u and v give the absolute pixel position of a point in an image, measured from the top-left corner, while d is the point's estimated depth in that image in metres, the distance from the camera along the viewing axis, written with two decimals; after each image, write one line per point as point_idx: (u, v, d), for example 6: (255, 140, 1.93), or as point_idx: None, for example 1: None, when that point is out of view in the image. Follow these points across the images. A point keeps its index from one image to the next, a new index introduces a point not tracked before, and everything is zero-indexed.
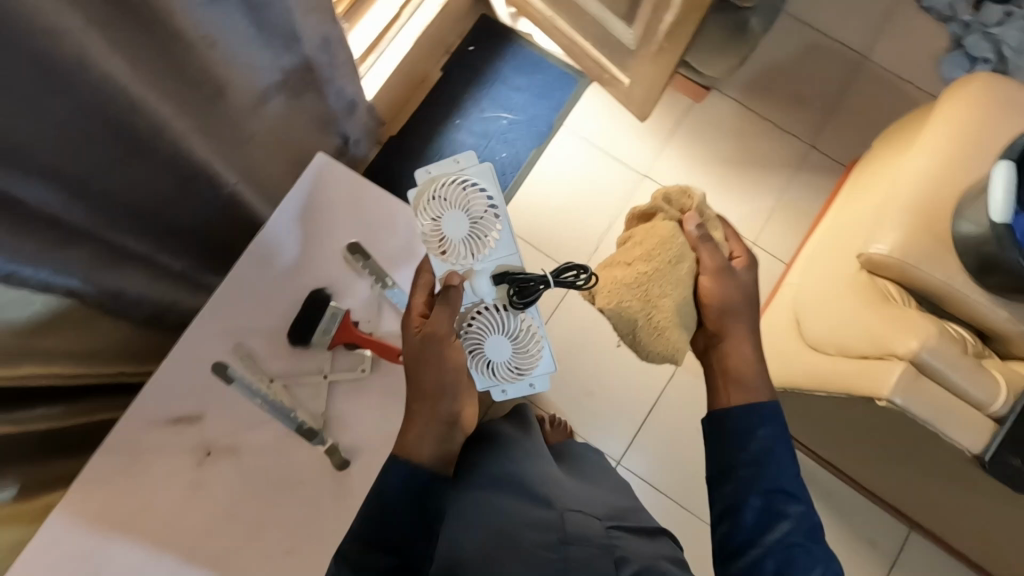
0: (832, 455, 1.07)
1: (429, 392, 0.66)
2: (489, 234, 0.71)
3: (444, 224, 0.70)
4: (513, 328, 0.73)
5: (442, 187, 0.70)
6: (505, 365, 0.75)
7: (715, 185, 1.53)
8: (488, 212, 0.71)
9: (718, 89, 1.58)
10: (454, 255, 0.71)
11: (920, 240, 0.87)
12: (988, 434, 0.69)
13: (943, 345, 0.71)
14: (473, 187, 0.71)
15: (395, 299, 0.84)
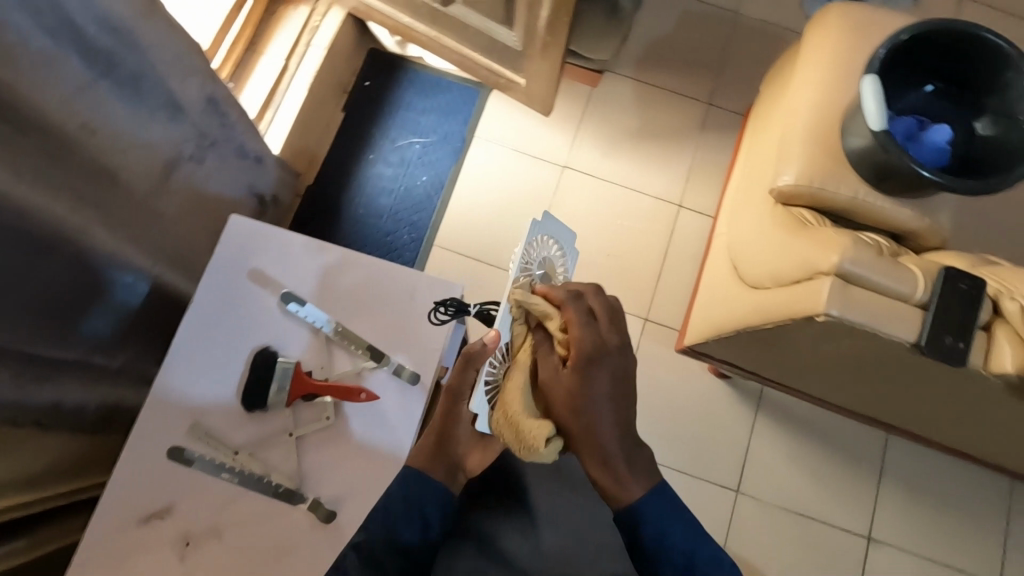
0: (797, 383, 1.12)
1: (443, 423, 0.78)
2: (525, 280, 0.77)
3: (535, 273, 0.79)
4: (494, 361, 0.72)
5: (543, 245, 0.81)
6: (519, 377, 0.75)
7: (634, 161, 1.59)
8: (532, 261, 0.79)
9: (612, 71, 1.64)
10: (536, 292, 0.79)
11: (820, 163, 0.93)
12: (917, 321, 0.73)
13: (861, 252, 0.76)
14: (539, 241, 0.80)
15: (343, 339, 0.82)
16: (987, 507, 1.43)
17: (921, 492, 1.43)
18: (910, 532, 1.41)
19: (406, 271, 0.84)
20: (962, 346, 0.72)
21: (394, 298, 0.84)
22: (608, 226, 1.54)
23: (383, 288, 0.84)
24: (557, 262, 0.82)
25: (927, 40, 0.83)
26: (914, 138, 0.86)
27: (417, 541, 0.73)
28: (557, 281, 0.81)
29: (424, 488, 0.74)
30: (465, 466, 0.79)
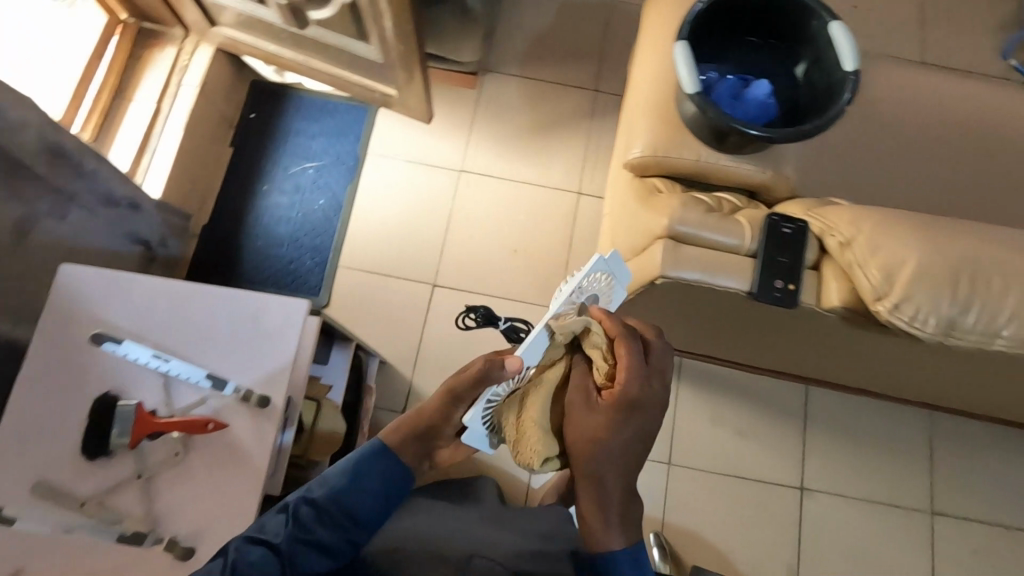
0: (692, 346, 1.15)
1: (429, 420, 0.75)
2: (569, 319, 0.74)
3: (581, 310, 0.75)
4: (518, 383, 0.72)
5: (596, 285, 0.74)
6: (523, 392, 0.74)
7: (529, 157, 1.61)
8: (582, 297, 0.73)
9: (496, 72, 1.67)
10: None
11: (664, 131, 0.96)
12: (749, 270, 0.76)
13: (688, 212, 0.78)
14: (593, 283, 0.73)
15: (184, 374, 0.80)
16: (908, 441, 1.47)
17: (845, 435, 1.47)
18: (839, 475, 1.44)
19: (244, 295, 0.82)
20: (792, 287, 0.74)
21: (236, 324, 0.82)
22: (510, 223, 1.56)
23: (224, 315, 0.83)
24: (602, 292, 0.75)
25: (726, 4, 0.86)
26: (738, 96, 0.89)
27: (374, 511, 0.73)
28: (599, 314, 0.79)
29: (391, 464, 0.74)
30: (434, 457, 0.78)
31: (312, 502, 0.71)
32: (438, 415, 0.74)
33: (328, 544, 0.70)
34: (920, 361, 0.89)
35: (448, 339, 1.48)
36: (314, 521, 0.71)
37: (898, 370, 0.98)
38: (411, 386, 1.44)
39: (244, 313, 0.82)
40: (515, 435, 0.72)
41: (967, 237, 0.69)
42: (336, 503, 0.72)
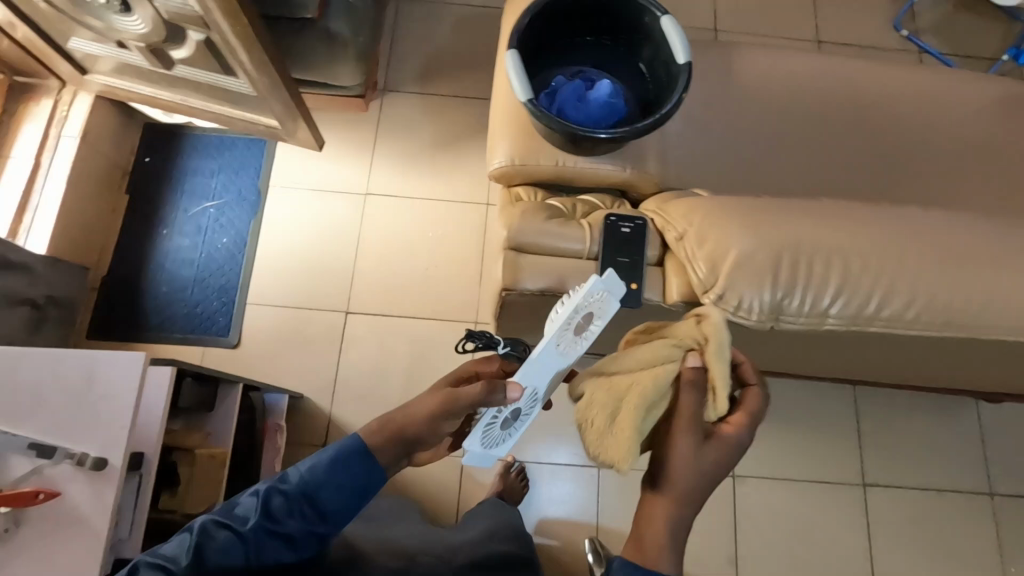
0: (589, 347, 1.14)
1: (418, 424, 0.68)
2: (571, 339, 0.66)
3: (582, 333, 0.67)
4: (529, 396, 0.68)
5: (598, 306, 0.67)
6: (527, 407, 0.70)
7: (435, 173, 1.60)
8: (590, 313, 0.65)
9: (395, 91, 1.66)
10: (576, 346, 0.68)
11: (521, 139, 0.95)
12: (592, 273, 0.76)
13: (528, 221, 0.78)
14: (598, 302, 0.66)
15: (20, 443, 0.76)
16: (835, 415, 1.48)
17: (772, 417, 1.47)
18: (770, 457, 1.45)
19: (90, 355, 0.81)
20: (635, 286, 0.74)
21: (80, 386, 0.80)
22: (421, 241, 1.54)
23: (67, 378, 0.80)
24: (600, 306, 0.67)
25: (555, 9, 0.85)
26: (583, 98, 0.88)
27: (342, 511, 0.68)
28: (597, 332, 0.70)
29: (366, 457, 0.67)
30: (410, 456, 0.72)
31: (284, 495, 0.66)
32: (425, 421, 0.68)
33: (295, 536, 0.66)
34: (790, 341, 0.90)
35: (365, 365, 1.45)
36: (284, 514, 0.65)
37: (780, 349, 0.98)
38: (330, 417, 1.41)
39: (89, 374, 0.81)
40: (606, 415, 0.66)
41: (786, 220, 0.73)
42: (307, 496, 0.66)
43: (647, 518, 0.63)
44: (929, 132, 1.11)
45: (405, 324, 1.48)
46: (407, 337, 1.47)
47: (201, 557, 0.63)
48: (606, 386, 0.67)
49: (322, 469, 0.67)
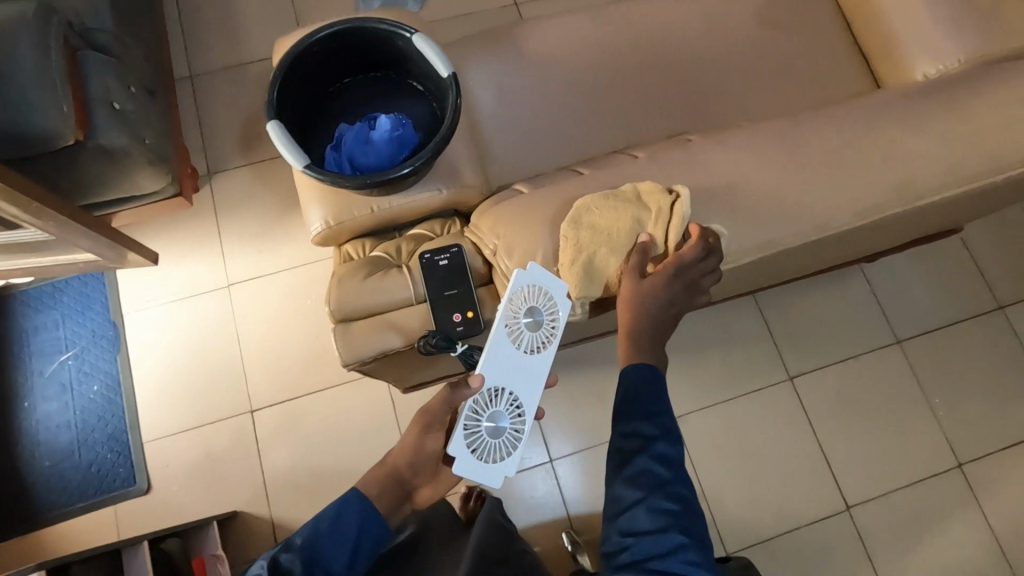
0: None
1: (408, 451, 0.78)
2: (519, 335, 0.75)
3: (529, 328, 0.75)
4: (500, 396, 0.74)
5: (533, 300, 0.75)
6: (512, 422, 0.75)
7: (292, 238, 1.51)
8: (518, 309, 0.75)
9: (221, 170, 1.55)
10: (531, 340, 0.75)
11: (328, 197, 0.91)
12: (427, 316, 0.75)
13: (347, 287, 0.76)
14: (525, 298, 0.75)
15: None
16: (748, 327, 1.55)
17: (694, 350, 1.52)
18: (701, 387, 1.50)
19: None
20: (471, 313, 0.74)
21: None
22: (303, 313, 1.47)
23: None
24: (550, 310, 0.76)
25: (302, 66, 0.84)
26: (369, 141, 0.86)
27: (343, 568, 0.72)
28: (557, 327, 0.77)
29: (365, 509, 0.75)
30: (414, 499, 0.79)
31: (296, 559, 0.70)
32: (412, 448, 0.78)
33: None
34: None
35: (291, 456, 1.39)
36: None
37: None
38: (272, 520, 1.35)
39: None
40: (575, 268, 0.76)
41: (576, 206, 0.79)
42: (312, 558, 0.71)
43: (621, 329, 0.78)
44: (725, 48, 1.14)
45: (316, 399, 1.42)
46: (322, 411, 1.41)
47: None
48: (576, 247, 0.77)
49: (326, 528, 0.73)
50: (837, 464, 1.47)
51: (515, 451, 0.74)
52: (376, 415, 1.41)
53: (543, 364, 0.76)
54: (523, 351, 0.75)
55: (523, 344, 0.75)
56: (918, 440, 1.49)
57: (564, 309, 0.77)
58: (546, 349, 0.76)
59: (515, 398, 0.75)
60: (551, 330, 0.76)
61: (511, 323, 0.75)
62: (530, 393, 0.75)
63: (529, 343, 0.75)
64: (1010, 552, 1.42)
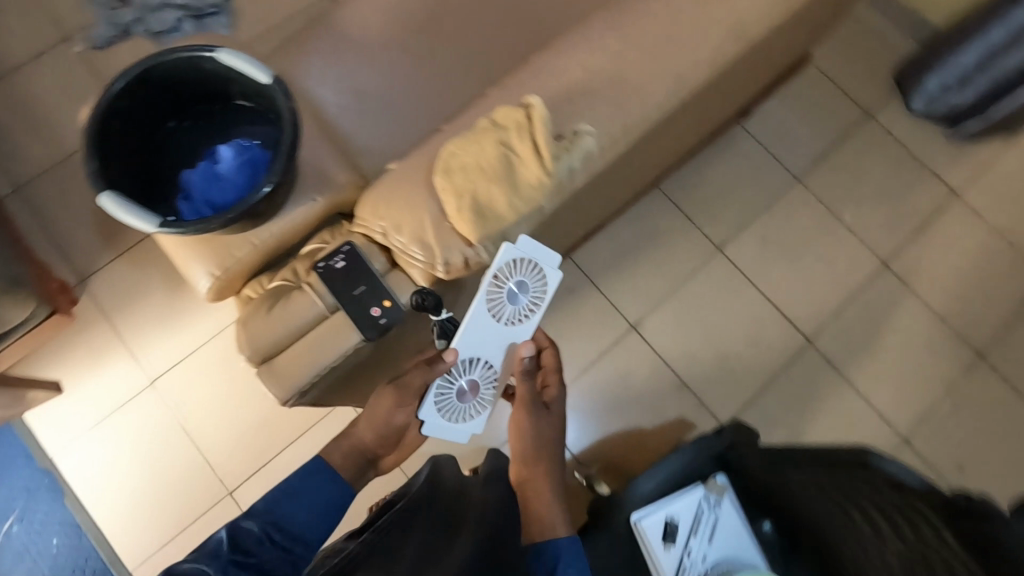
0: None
1: (373, 425, 0.79)
2: (501, 308, 0.83)
3: (513, 302, 0.83)
4: (472, 366, 0.83)
5: (522, 274, 0.82)
6: (485, 386, 0.85)
7: (197, 309, 1.41)
8: (500, 288, 0.82)
9: (92, 272, 1.42)
10: (511, 313, 0.83)
11: (201, 248, 0.84)
12: (346, 322, 0.71)
13: (254, 328, 0.72)
14: (512, 271, 0.81)
15: None
16: (664, 217, 1.60)
17: (625, 258, 1.56)
18: (644, 288, 1.55)
19: None
20: (388, 302, 0.71)
21: None
22: (241, 377, 1.40)
23: None
24: (536, 280, 0.83)
25: (111, 124, 0.76)
26: (219, 176, 0.81)
27: (312, 527, 0.70)
28: (539, 305, 0.85)
29: (315, 476, 0.73)
30: (377, 463, 0.83)
31: (255, 524, 0.67)
32: (381, 421, 0.78)
33: (267, 566, 0.65)
34: (554, 218, 0.93)
35: None
36: (258, 538, 0.66)
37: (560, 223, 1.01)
38: None
39: None
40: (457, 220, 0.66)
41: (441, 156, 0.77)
42: (276, 522, 0.68)
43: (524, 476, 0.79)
44: None
45: (289, 453, 1.37)
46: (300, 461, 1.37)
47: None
48: (454, 194, 0.65)
49: (281, 495, 0.70)
50: (785, 305, 1.56)
51: (482, 415, 0.85)
52: None
53: (521, 339, 0.84)
54: (500, 324, 0.83)
55: (499, 319, 0.83)
56: (842, 256, 1.60)
57: (553, 277, 0.83)
58: (526, 321, 0.85)
59: (491, 363, 0.84)
60: (533, 309, 0.84)
61: (496, 293, 0.82)
62: (504, 361, 0.85)
63: (509, 317, 0.83)
64: (950, 318, 1.57)
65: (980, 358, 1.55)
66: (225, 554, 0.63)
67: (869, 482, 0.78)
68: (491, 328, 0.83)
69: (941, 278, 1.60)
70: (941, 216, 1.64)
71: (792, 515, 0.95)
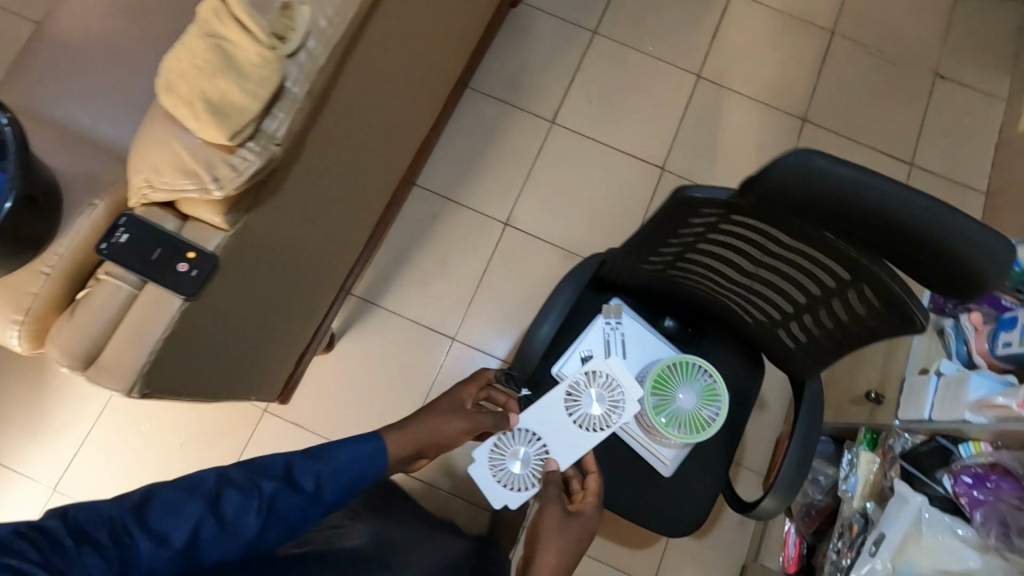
0: (304, 305, 1.10)
1: (429, 433, 0.91)
2: (576, 402, 0.97)
3: (591, 400, 0.97)
4: (534, 444, 0.96)
5: (608, 379, 0.98)
6: (536, 462, 0.96)
7: (73, 394, 1.34)
8: (586, 391, 0.97)
9: None
10: (588, 417, 0.97)
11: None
12: (157, 289, 0.67)
13: (62, 336, 0.67)
14: (608, 380, 0.98)
15: None
16: (493, 116, 1.63)
17: (474, 167, 1.58)
18: (502, 186, 1.57)
19: None
20: (192, 253, 0.67)
21: None
22: (149, 438, 1.34)
23: None
24: (614, 392, 0.98)
25: None
26: None
27: (336, 495, 0.73)
28: (615, 415, 0.97)
29: (351, 446, 0.78)
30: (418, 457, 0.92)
31: (279, 463, 0.72)
32: (436, 429, 0.92)
33: (277, 501, 0.68)
34: (350, 129, 0.91)
35: None
36: (279, 477, 0.70)
37: (367, 138, 1.00)
38: None
39: None
40: (200, 125, 0.59)
41: None
42: (299, 473, 0.71)
43: (538, 554, 0.84)
44: None
45: None
46: None
47: (216, 498, 0.65)
48: (185, 105, 0.59)
49: (317, 458, 0.74)
50: (630, 148, 1.64)
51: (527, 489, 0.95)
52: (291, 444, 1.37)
53: (586, 442, 0.96)
54: (573, 420, 0.96)
55: (571, 415, 0.97)
56: (663, 86, 1.69)
57: (579, 347, 1.05)
58: (593, 429, 0.96)
59: (547, 446, 0.96)
60: (609, 414, 0.97)
61: (574, 393, 0.97)
62: (561, 454, 0.95)
63: (581, 414, 0.97)
64: (768, 99, 1.71)
65: (805, 122, 1.70)
66: (271, 482, 0.69)
67: (700, 213, 0.75)
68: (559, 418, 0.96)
69: (749, 69, 1.73)
70: (730, 16, 1.75)
71: (676, 272, 0.95)
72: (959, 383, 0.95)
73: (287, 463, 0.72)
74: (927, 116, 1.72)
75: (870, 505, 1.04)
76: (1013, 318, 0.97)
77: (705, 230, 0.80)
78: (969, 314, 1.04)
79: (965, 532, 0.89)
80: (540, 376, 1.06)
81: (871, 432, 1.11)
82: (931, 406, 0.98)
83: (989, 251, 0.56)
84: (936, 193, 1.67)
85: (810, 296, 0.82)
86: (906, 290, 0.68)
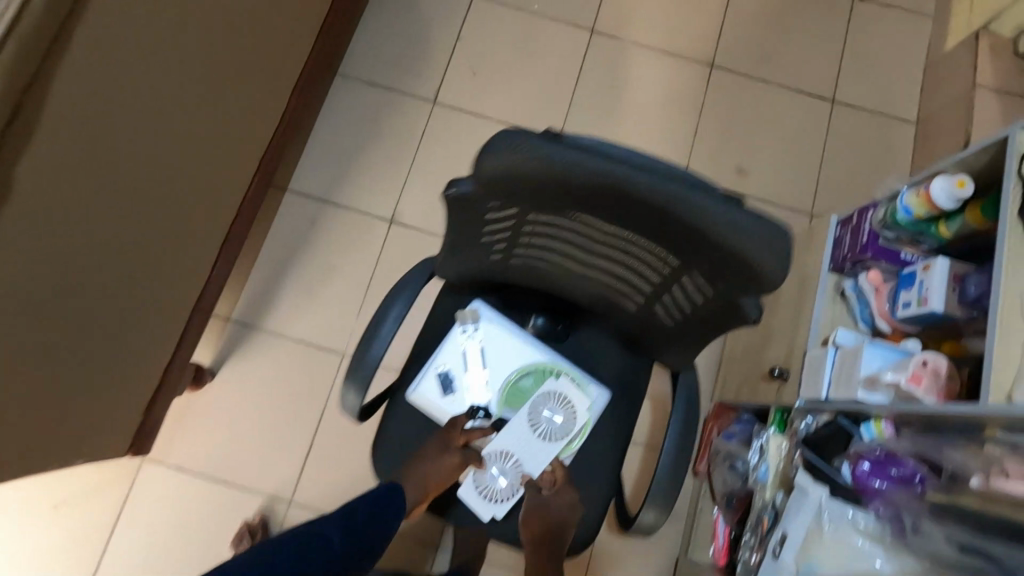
0: (124, 351, 0.97)
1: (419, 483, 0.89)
2: (537, 417, 0.94)
3: (550, 414, 0.93)
4: (512, 458, 0.95)
5: (560, 395, 0.92)
6: (515, 474, 0.95)
7: None
8: (543, 405, 0.93)
9: None
10: (551, 429, 0.93)
11: None
12: None
13: None
14: (560, 394, 0.93)
15: None
16: (366, 105, 1.47)
17: (350, 163, 1.44)
18: (384, 181, 1.43)
19: None
20: None
21: None
22: (21, 505, 1.25)
23: None
24: (566, 407, 0.92)
25: None
26: None
27: (383, 532, 0.82)
28: (575, 423, 0.92)
29: (379, 517, 0.82)
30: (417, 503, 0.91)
31: (335, 515, 0.80)
32: (425, 479, 0.90)
33: (349, 547, 0.77)
34: (102, 149, 0.78)
35: None
36: (341, 528, 0.78)
37: (147, 155, 0.87)
38: None
39: None
40: None
41: None
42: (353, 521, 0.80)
43: (530, 535, 0.91)
44: None
45: (114, 546, 1.24)
46: (130, 542, 1.25)
47: (307, 554, 0.72)
48: None
49: (362, 505, 0.82)
50: (522, 120, 1.49)
51: (514, 496, 0.94)
52: (176, 492, 1.27)
53: (555, 450, 0.93)
54: (536, 433, 0.94)
55: (538, 428, 0.94)
56: (552, 47, 1.53)
57: (436, 361, 0.93)
58: (559, 438, 0.93)
59: (520, 459, 0.95)
60: (569, 426, 0.93)
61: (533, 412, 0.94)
62: (534, 465, 0.94)
63: (544, 427, 0.93)
64: (670, 47, 1.55)
65: (713, 69, 1.54)
66: (338, 531, 0.77)
67: (487, 211, 0.63)
68: (528, 434, 0.95)
69: (645, 16, 1.56)
70: None
71: (513, 275, 0.83)
72: (853, 356, 0.82)
73: (343, 513, 0.80)
74: (847, 45, 1.57)
75: (780, 495, 0.92)
76: (912, 274, 0.84)
77: (511, 228, 0.67)
78: (868, 272, 0.91)
79: (867, 524, 0.74)
80: (393, 401, 0.93)
81: (780, 412, 1.00)
82: (829, 384, 0.87)
83: (741, 229, 0.45)
84: (862, 129, 1.52)
85: (649, 288, 0.70)
86: (721, 281, 0.57)
